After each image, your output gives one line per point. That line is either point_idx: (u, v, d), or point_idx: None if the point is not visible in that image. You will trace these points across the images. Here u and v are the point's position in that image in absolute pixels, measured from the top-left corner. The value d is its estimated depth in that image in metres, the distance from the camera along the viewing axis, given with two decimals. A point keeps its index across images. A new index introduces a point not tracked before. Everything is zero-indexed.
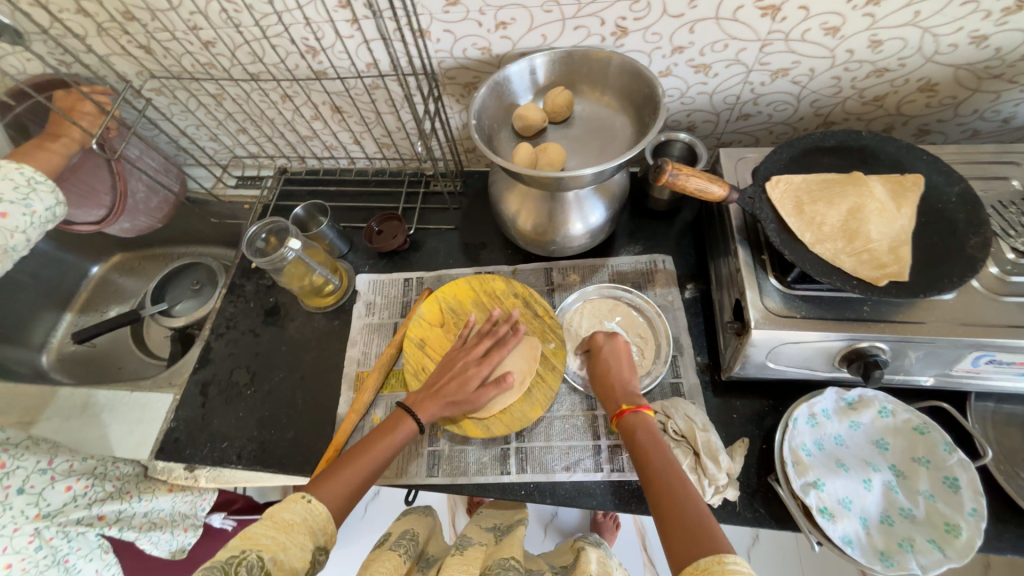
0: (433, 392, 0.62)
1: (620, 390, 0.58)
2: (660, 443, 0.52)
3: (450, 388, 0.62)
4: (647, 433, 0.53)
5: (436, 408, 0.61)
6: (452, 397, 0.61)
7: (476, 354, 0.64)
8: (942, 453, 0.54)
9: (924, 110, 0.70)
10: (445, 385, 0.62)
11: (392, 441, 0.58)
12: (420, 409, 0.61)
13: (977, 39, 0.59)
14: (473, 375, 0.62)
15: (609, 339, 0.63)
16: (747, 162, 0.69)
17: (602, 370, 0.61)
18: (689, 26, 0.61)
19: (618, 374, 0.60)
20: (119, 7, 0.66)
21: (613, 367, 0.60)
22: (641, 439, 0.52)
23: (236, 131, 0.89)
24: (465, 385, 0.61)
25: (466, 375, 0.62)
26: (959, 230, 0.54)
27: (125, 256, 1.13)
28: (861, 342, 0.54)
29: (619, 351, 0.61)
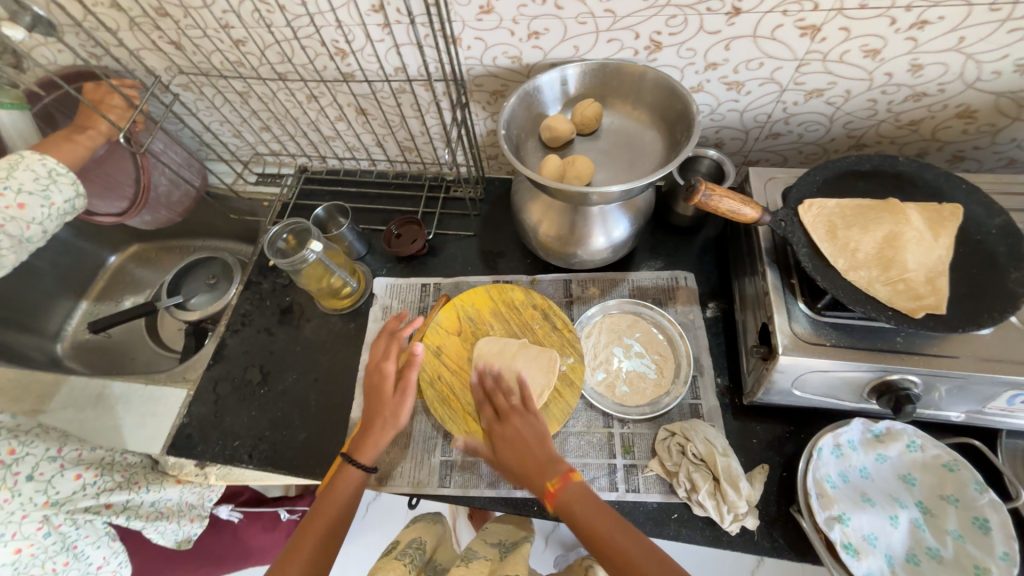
0: (365, 432, 0.60)
1: (542, 462, 0.53)
2: (606, 509, 0.50)
3: (376, 422, 0.60)
4: (585, 504, 0.50)
5: (374, 445, 0.59)
6: (381, 428, 0.60)
7: (387, 380, 0.62)
8: (972, 492, 0.52)
9: (960, 136, 0.69)
10: (370, 422, 0.60)
11: (344, 490, 0.57)
12: (357, 453, 0.59)
13: (1023, 67, 0.58)
14: (401, 403, 0.60)
15: (521, 415, 0.58)
16: (776, 183, 0.67)
17: (512, 438, 0.56)
18: (725, 43, 0.60)
19: (535, 446, 0.55)
20: (153, 3, 0.66)
21: (526, 442, 0.55)
22: (586, 516, 0.49)
23: (259, 129, 0.90)
24: (382, 405, 0.61)
25: (384, 406, 0.60)
26: (998, 263, 0.52)
27: (142, 247, 1.14)
28: (892, 374, 0.53)
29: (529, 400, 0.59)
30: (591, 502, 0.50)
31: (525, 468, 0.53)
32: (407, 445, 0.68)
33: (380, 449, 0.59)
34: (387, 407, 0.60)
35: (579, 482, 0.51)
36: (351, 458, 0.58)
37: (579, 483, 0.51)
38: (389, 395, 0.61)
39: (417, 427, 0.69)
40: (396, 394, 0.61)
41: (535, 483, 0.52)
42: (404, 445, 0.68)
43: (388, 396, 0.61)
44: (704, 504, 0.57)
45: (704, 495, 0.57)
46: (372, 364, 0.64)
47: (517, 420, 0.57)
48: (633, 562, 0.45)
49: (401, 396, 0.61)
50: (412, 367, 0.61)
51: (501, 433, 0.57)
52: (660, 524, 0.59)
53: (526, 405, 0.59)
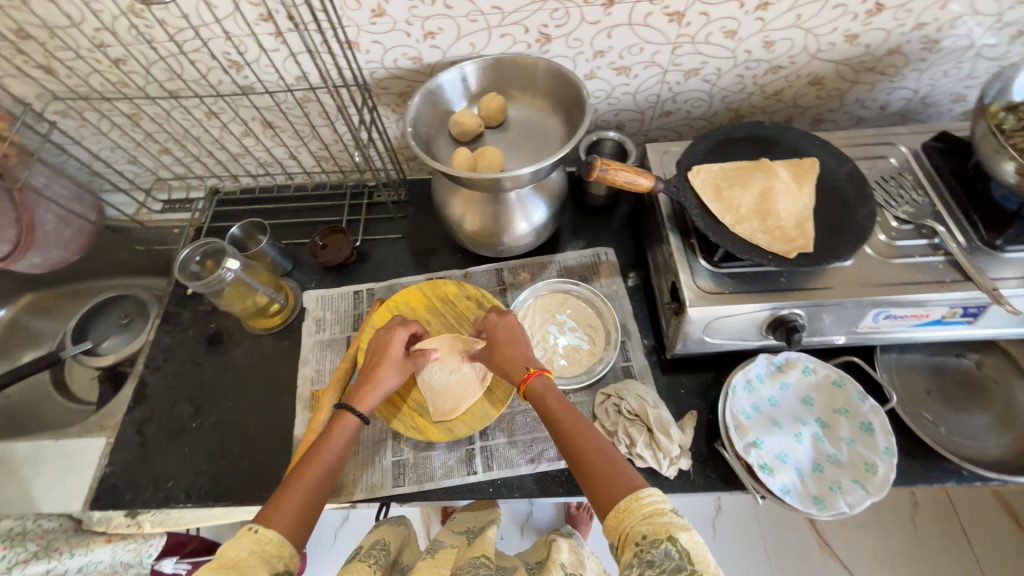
0: (369, 382, 0.60)
1: (519, 359, 0.60)
2: (567, 404, 0.53)
3: (378, 377, 0.61)
4: (552, 394, 0.54)
5: (373, 396, 0.60)
6: (378, 384, 0.61)
7: (399, 342, 0.64)
8: (856, 402, 0.61)
9: (816, 101, 0.79)
10: (375, 373, 0.61)
11: (340, 436, 0.55)
12: (355, 401, 0.59)
13: (850, 37, 0.68)
14: (405, 368, 0.63)
15: (501, 316, 0.66)
16: (671, 155, 0.74)
17: (499, 343, 0.63)
18: (607, 32, 0.66)
19: (519, 348, 0.61)
20: (11, 25, 0.62)
21: (514, 340, 0.62)
22: (547, 402, 0.54)
23: (158, 152, 0.85)
24: (388, 364, 0.62)
25: (389, 365, 0.62)
26: (851, 204, 0.61)
27: (37, 296, 1.02)
28: (782, 310, 0.60)
29: (512, 325, 0.64)
30: (555, 394, 0.54)
31: (507, 364, 0.60)
32: (356, 451, 0.67)
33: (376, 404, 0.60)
34: (389, 365, 0.62)
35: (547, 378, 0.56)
36: (349, 405, 0.58)
37: (549, 378, 0.56)
38: (401, 357, 0.63)
39: (364, 433, 0.69)
40: (406, 359, 0.64)
41: (514, 372, 0.59)
42: (354, 453, 0.67)
43: (398, 355, 0.63)
44: (642, 455, 0.61)
45: (641, 447, 0.61)
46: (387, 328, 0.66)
47: (506, 325, 0.64)
48: (576, 444, 0.49)
49: (411, 362, 0.64)
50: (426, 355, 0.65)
51: (490, 342, 0.64)
52: None
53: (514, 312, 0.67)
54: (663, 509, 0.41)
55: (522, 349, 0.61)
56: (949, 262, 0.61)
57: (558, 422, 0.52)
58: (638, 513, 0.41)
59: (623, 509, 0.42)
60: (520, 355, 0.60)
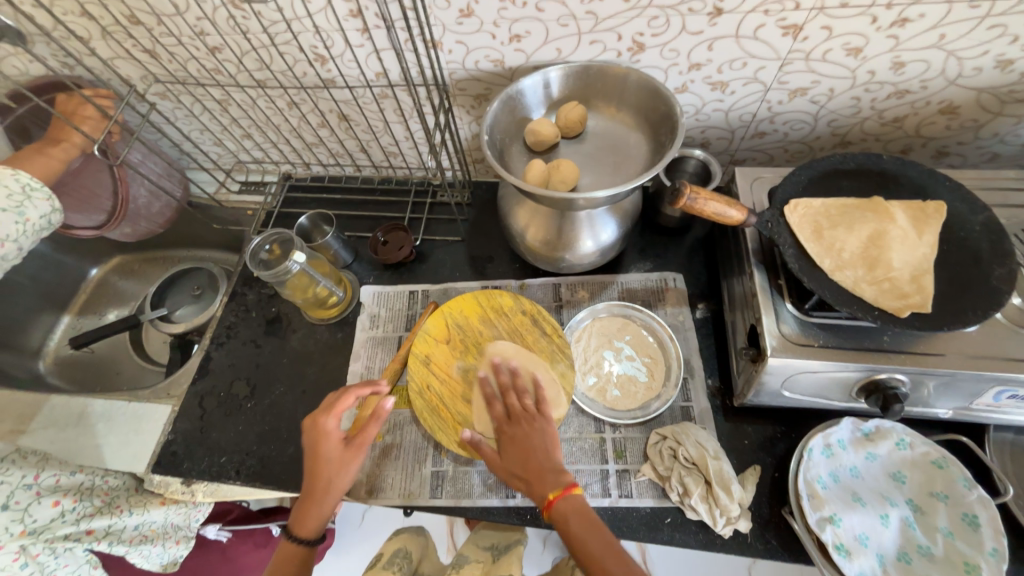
0: (311, 493, 0.55)
1: (546, 471, 0.55)
2: (597, 523, 0.51)
3: (321, 488, 0.55)
4: (580, 520, 0.51)
5: (316, 510, 0.55)
6: (320, 499, 0.55)
7: (329, 438, 0.56)
8: (961, 489, 0.52)
9: (943, 132, 0.69)
10: (314, 486, 0.55)
11: (287, 564, 0.55)
12: (297, 522, 0.55)
13: (1003, 63, 0.58)
14: (347, 464, 0.56)
15: (530, 412, 0.60)
16: (763, 182, 0.67)
17: (523, 442, 0.58)
18: (708, 44, 0.60)
19: (540, 454, 0.57)
20: (125, 11, 0.65)
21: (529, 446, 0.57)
22: (573, 527, 0.51)
23: (241, 137, 0.88)
24: (332, 469, 0.55)
25: (328, 467, 0.55)
26: (983, 260, 0.52)
27: (125, 258, 1.12)
28: (880, 373, 0.53)
29: (542, 424, 0.59)
30: (583, 516, 0.51)
31: (528, 470, 0.55)
32: (397, 455, 0.67)
33: (323, 517, 0.56)
34: (328, 469, 0.55)
35: (577, 497, 0.53)
36: (297, 527, 0.55)
37: (580, 498, 0.53)
38: (338, 453, 0.56)
39: (406, 437, 0.68)
40: (345, 450, 0.56)
41: (540, 483, 0.54)
42: (395, 456, 0.67)
43: (335, 454, 0.55)
44: (696, 508, 0.57)
45: (697, 499, 0.57)
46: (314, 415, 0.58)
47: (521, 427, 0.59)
48: (602, 573, 0.47)
49: (351, 454, 0.56)
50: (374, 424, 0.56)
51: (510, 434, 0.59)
52: (653, 529, 0.59)
53: (541, 411, 0.61)
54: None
55: (550, 455, 0.57)
56: None
57: (582, 546, 0.50)
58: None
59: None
60: (550, 465, 0.56)
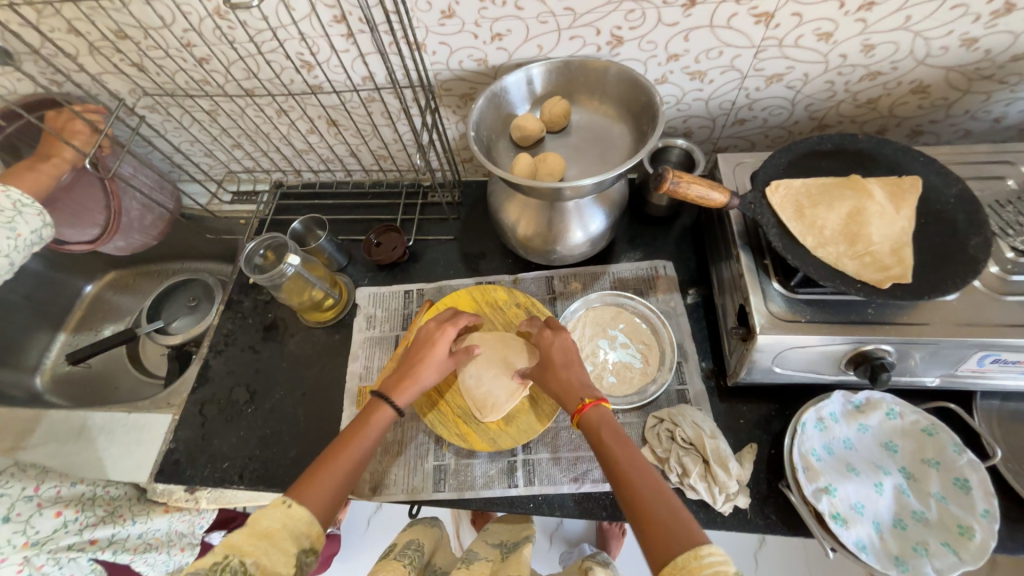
0: (412, 377, 0.59)
1: (575, 385, 0.56)
2: (622, 436, 0.51)
3: (424, 373, 0.60)
4: (610, 430, 0.51)
5: (413, 389, 0.58)
6: (418, 381, 0.59)
7: (446, 342, 0.62)
8: (951, 455, 0.54)
9: (916, 112, 0.71)
10: (419, 369, 0.60)
11: (373, 428, 0.54)
12: (392, 393, 0.57)
13: (968, 42, 0.60)
14: (446, 367, 0.62)
15: (555, 335, 0.62)
16: (745, 167, 0.69)
17: (552, 365, 0.59)
18: (684, 35, 0.62)
19: (565, 370, 0.58)
20: (112, 26, 0.66)
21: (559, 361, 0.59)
22: (603, 434, 0.51)
23: (231, 146, 0.89)
24: (438, 362, 0.61)
25: (434, 362, 0.61)
26: (959, 230, 0.54)
27: (119, 274, 1.12)
28: (867, 345, 0.54)
29: (568, 348, 0.61)
30: (612, 426, 0.51)
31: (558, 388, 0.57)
32: (398, 451, 0.68)
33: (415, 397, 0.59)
34: (433, 364, 0.61)
35: (604, 408, 0.53)
36: (389, 397, 0.56)
37: (607, 409, 0.53)
38: (445, 356, 0.62)
39: (407, 433, 0.69)
40: (450, 357, 0.63)
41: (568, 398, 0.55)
42: (397, 453, 0.68)
43: (444, 354, 0.62)
44: (696, 488, 0.57)
45: (696, 479, 0.57)
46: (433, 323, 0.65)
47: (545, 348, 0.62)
48: (636, 491, 0.45)
49: (453, 362, 0.63)
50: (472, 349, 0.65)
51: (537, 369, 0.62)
52: None
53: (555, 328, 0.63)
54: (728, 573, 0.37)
55: (580, 371, 0.58)
56: None
57: (614, 459, 0.48)
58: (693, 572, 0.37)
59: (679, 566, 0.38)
60: (578, 379, 0.57)
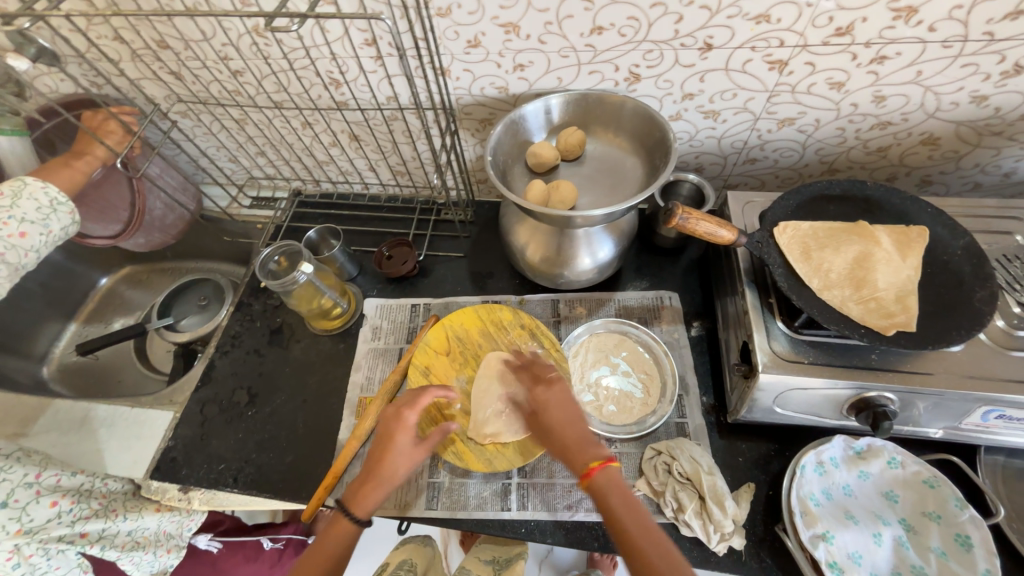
0: (373, 480, 0.53)
1: (581, 442, 0.51)
2: (639, 507, 0.46)
3: (385, 476, 0.53)
4: (622, 495, 0.47)
5: (375, 495, 0.53)
6: (382, 484, 0.53)
7: (408, 431, 0.55)
8: (953, 509, 0.53)
9: (926, 162, 0.72)
10: (381, 470, 0.53)
11: (340, 540, 0.52)
12: (352, 502, 0.53)
13: (978, 98, 0.61)
14: (413, 456, 0.54)
15: (553, 384, 0.56)
16: (754, 206, 0.70)
17: (553, 415, 0.53)
18: (700, 76, 0.64)
19: (575, 424, 0.52)
20: (155, 36, 0.69)
21: (566, 416, 0.53)
22: (615, 505, 0.46)
23: (255, 154, 0.92)
24: (398, 463, 0.53)
25: (397, 457, 0.54)
26: (965, 282, 0.54)
27: (135, 268, 1.14)
28: (870, 392, 0.54)
29: (565, 396, 0.55)
30: (620, 489, 0.47)
31: (565, 443, 0.51)
32: None
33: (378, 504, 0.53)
34: (396, 462, 0.53)
35: (616, 472, 0.48)
36: (349, 509, 0.52)
37: (618, 472, 0.48)
38: (410, 446, 0.54)
39: None
40: (416, 447, 0.55)
41: (574, 455, 0.50)
42: None
43: (407, 447, 0.54)
44: (690, 524, 0.57)
45: (691, 515, 0.57)
46: (392, 409, 0.57)
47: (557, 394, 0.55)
48: (655, 571, 0.42)
49: (421, 450, 0.55)
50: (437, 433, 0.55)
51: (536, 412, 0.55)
52: None
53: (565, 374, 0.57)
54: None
55: (585, 425, 0.52)
56: None
57: (629, 535, 0.45)
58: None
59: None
60: (584, 435, 0.51)
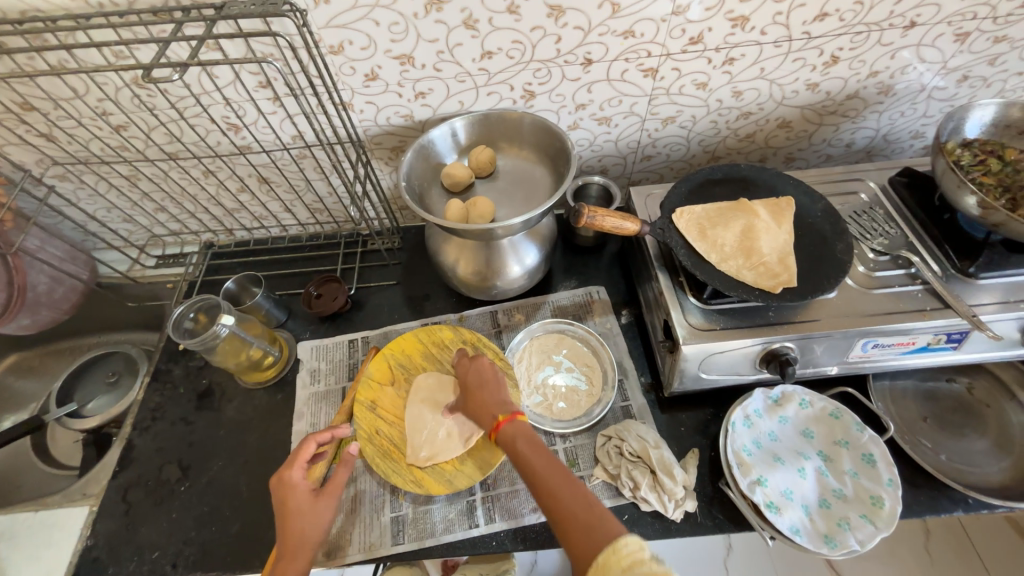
0: (284, 554, 0.52)
1: (493, 404, 0.57)
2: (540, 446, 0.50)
3: (293, 542, 0.53)
4: (526, 440, 0.51)
5: (293, 565, 0.52)
6: (296, 552, 0.53)
7: (297, 488, 0.56)
8: (855, 433, 0.61)
9: (786, 142, 0.84)
10: (289, 540, 0.53)
11: None
12: None
13: (812, 85, 0.73)
14: (319, 511, 0.55)
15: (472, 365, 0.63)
16: (655, 198, 0.77)
17: (474, 388, 0.60)
18: (587, 87, 0.70)
19: (492, 388, 0.59)
20: (16, 98, 0.64)
21: (476, 381, 0.61)
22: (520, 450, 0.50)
23: (153, 210, 0.86)
24: (305, 523, 0.54)
25: (300, 517, 0.54)
26: (828, 238, 0.64)
27: (22, 356, 1.00)
28: (773, 344, 0.61)
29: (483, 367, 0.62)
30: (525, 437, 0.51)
31: (481, 409, 0.58)
32: (352, 508, 0.65)
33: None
34: (302, 521, 0.54)
35: (519, 425, 0.53)
36: None
37: (523, 424, 0.53)
38: (309, 500, 0.55)
39: (361, 488, 0.67)
40: (317, 499, 0.56)
41: (488, 419, 0.56)
42: (351, 510, 0.65)
43: (306, 501, 0.55)
44: (647, 498, 0.60)
45: (646, 489, 0.61)
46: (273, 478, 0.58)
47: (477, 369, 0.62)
48: (559, 502, 0.45)
49: (325, 502, 0.56)
50: (341, 468, 0.58)
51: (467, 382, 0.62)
52: None
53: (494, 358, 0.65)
54: (643, 560, 0.38)
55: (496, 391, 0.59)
56: (927, 290, 0.63)
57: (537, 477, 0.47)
58: (617, 567, 0.39)
59: (602, 565, 0.39)
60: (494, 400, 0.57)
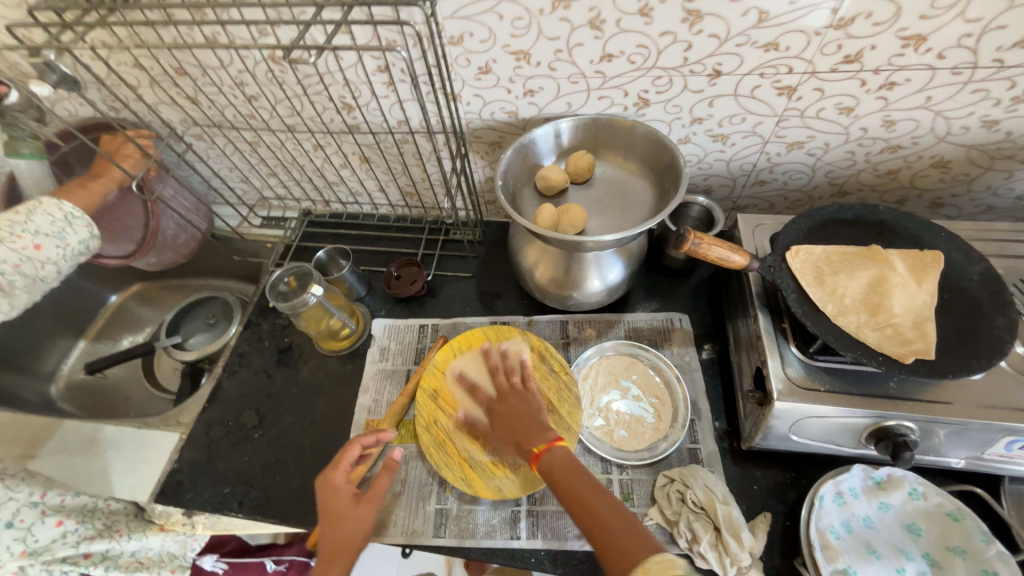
0: (327, 554, 0.55)
1: (533, 429, 0.59)
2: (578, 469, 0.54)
3: (337, 545, 0.55)
4: (565, 469, 0.54)
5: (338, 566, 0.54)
6: (341, 554, 0.55)
7: (341, 493, 0.58)
8: (978, 544, 0.51)
9: (937, 185, 0.72)
10: (333, 542, 0.55)
11: None
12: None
13: (989, 123, 0.61)
14: (359, 516, 0.57)
15: (516, 398, 0.64)
16: (764, 229, 0.69)
17: (508, 419, 0.62)
18: (709, 100, 0.64)
19: (527, 415, 0.61)
20: (174, 63, 0.71)
21: (519, 416, 0.61)
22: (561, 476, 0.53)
23: (266, 175, 0.93)
24: (343, 530, 0.56)
25: (342, 523, 0.56)
26: (984, 309, 0.54)
27: (145, 286, 1.15)
28: (888, 421, 0.53)
29: (524, 397, 0.64)
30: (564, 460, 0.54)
31: (519, 433, 0.59)
32: (400, 492, 0.67)
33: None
34: (345, 527, 0.56)
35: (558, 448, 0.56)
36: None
37: (560, 449, 0.56)
38: (351, 505, 0.57)
39: (412, 473, 0.68)
40: (357, 505, 0.58)
41: (529, 441, 0.58)
42: (400, 493, 0.67)
43: (348, 506, 0.57)
44: (705, 556, 0.55)
45: (706, 546, 0.55)
46: (319, 476, 0.60)
47: (514, 399, 0.64)
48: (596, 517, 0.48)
49: (363, 508, 0.57)
50: (383, 474, 0.59)
51: (499, 409, 0.64)
52: None
53: (525, 385, 0.66)
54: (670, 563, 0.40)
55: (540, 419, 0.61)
56: None
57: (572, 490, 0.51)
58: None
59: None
60: (535, 426, 0.59)
